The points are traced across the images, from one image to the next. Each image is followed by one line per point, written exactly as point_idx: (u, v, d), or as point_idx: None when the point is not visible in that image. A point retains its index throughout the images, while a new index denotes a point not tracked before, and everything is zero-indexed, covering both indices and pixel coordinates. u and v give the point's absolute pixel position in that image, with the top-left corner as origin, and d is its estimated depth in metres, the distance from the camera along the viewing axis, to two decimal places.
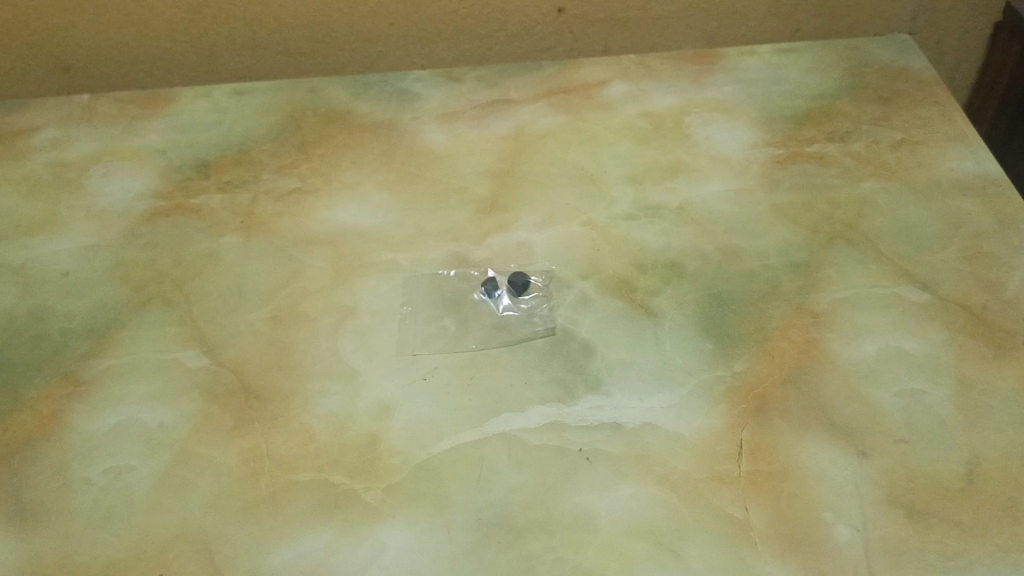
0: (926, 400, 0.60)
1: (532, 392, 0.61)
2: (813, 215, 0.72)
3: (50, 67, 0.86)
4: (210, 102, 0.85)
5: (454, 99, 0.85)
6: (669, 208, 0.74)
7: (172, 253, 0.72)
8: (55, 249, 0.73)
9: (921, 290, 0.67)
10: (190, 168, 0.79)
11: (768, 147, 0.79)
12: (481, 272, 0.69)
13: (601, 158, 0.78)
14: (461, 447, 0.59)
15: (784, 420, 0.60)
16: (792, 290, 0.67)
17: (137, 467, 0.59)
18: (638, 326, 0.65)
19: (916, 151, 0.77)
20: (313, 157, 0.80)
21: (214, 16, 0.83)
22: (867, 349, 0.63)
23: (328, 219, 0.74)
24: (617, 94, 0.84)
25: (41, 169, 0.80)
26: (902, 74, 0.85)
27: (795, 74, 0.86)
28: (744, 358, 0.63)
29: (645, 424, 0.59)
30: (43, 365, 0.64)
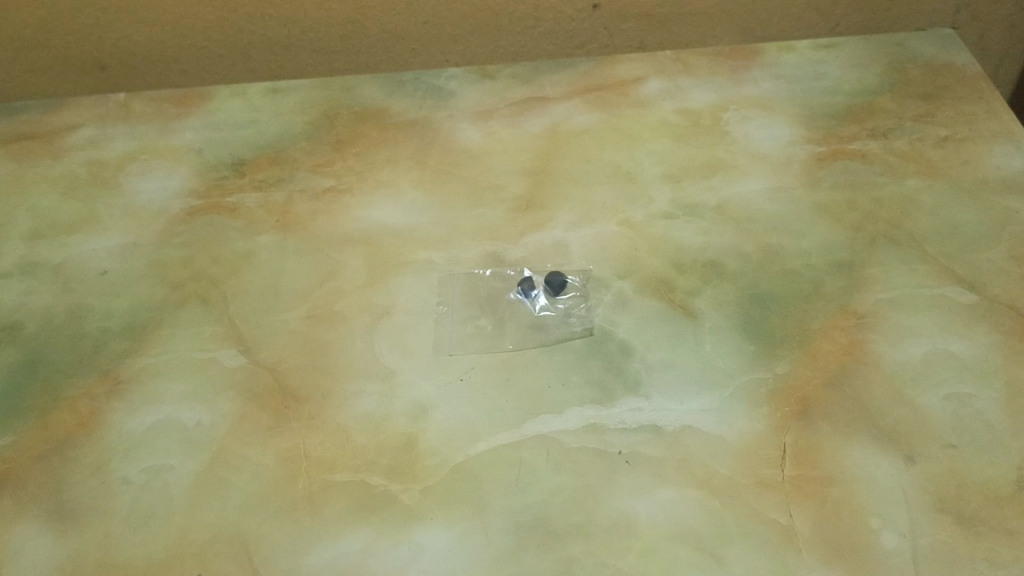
0: (975, 404, 0.59)
1: (569, 394, 0.61)
2: (856, 214, 0.71)
3: (85, 66, 0.86)
4: (245, 101, 0.86)
5: (488, 97, 0.84)
6: (708, 206, 0.73)
7: (208, 252, 0.72)
8: (93, 247, 0.74)
9: (969, 291, 0.65)
10: (226, 167, 0.79)
11: (809, 144, 0.77)
12: (516, 271, 0.69)
13: (637, 155, 0.78)
14: (498, 449, 0.58)
15: (828, 423, 0.58)
16: (835, 291, 0.66)
17: (175, 466, 0.59)
18: (677, 327, 0.64)
19: (961, 148, 0.76)
20: (348, 156, 0.80)
21: (249, 15, 0.83)
22: (912, 351, 0.62)
23: (363, 218, 0.74)
24: (654, 90, 0.84)
25: (79, 168, 0.80)
26: (945, 70, 0.84)
27: (835, 70, 0.84)
28: (787, 359, 0.62)
29: (684, 427, 0.58)
30: (82, 363, 0.65)
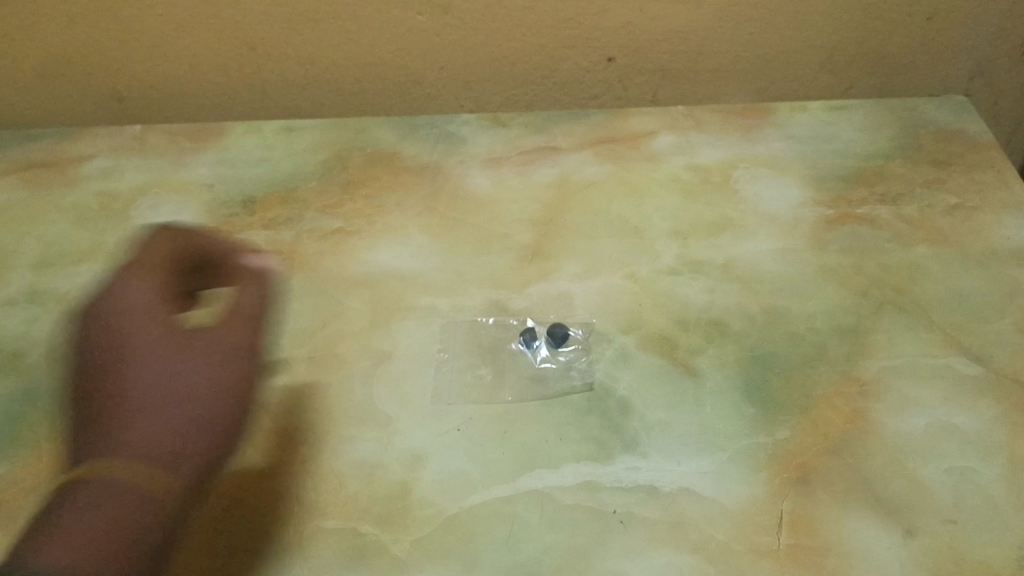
0: (977, 479, 0.58)
1: (566, 449, 0.60)
2: (862, 279, 0.71)
3: (104, 97, 0.87)
4: (260, 138, 0.86)
5: (500, 145, 0.85)
6: (714, 264, 0.73)
7: (213, 288, 0.72)
8: (100, 278, 0.74)
9: (974, 362, 0.65)
10: (236, 204, 0.80)
11: (817, 207, 0.77)
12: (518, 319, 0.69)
13: (645, 210, 0.78)
14: (491, 503, 0.58)
15: (827, 492, 0.57)
16: (839, 356, 0.65)
17: None
18: (678, 386, 0.64)
19: (971, 217, 0.76)
20: (358, 198, 0.80)
21: (268, 54, 0.84)
22: (915, 422, 0.61)
23: (369, 261, 0.74)
24: (664, 145, 0.84)
25: (91, 199, 0.81)
26: (958, 137, 0.84)
27: (846, 132, 0.85)
28: (787, 424, 0.61)
29: (681, 490, 0.58)
30: None
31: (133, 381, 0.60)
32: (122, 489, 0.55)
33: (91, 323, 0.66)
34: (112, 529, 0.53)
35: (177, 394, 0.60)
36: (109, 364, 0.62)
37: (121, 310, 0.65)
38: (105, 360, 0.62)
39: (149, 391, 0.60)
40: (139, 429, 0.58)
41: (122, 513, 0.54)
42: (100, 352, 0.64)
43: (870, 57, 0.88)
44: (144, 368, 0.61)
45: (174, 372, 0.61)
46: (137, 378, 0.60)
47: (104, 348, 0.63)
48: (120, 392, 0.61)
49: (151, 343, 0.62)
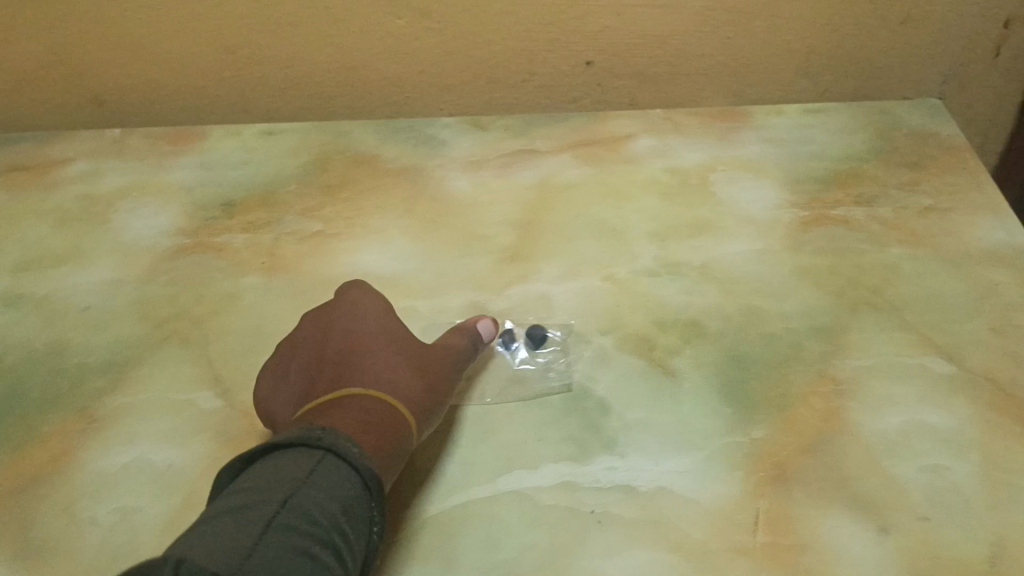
0: (950, 476, 0.59)
1: (545, 451, 0.60)
2: (838, 279, 0.72)
3: (83, 101, 0.87)
4: (240, 142, 0.86)
5: (480, 148, 0.85)
6: (692, 266, 0.73)
7: (192, 292, 0.72)
8: (78, 282, 0.74)
9: (947, 361, 0.66)
10: (216, 207, 0.80)
11: (794, 208, 0.78)
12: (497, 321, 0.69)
13: (625, 212, 0.78)
14: (471, 504, 0.58)
15: (803, 490, 0.58)
16: (815, 356, 0.66)
17: (146, 509, 0.58)
18: (656, 386, 0.64)
19: (944, 218, 0.77)
20: (338, 201, 0.80)
21: (248, 57, 0.84)
22: (890, 420, 0.62)
23: (349, 263, 0.74)
24: (643, 148, 0.85)
25: (69, 202, 0.81)
26: (932, 139, 0.85)
27: (822, 135, 0.86)
28: (764, 423, 0.62)
29: (659, 489, 0.58)
30: (59, 398, 0.64)
31: (379, 352, 0.60)
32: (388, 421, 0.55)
33: (314, 322, 0.64)
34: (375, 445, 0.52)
35: (429, 370, 0.61)
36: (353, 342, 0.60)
37: (357, 313, 0.63)
38: (349, 334, 0.61)
39: (412, 359, 0.61)
40: (386, 383, 0.57)
41: (383, 433, 0.54)
42: (328, 330, 0.62)
43: (846, 61, 0.89)
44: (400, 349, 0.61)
45: (425, 354, 0.62)
46: (385, 347, 0.60)
47: (346, 326, 0.62)
48: (365, 347, 0.60)
49: (396, 330, 0.63)
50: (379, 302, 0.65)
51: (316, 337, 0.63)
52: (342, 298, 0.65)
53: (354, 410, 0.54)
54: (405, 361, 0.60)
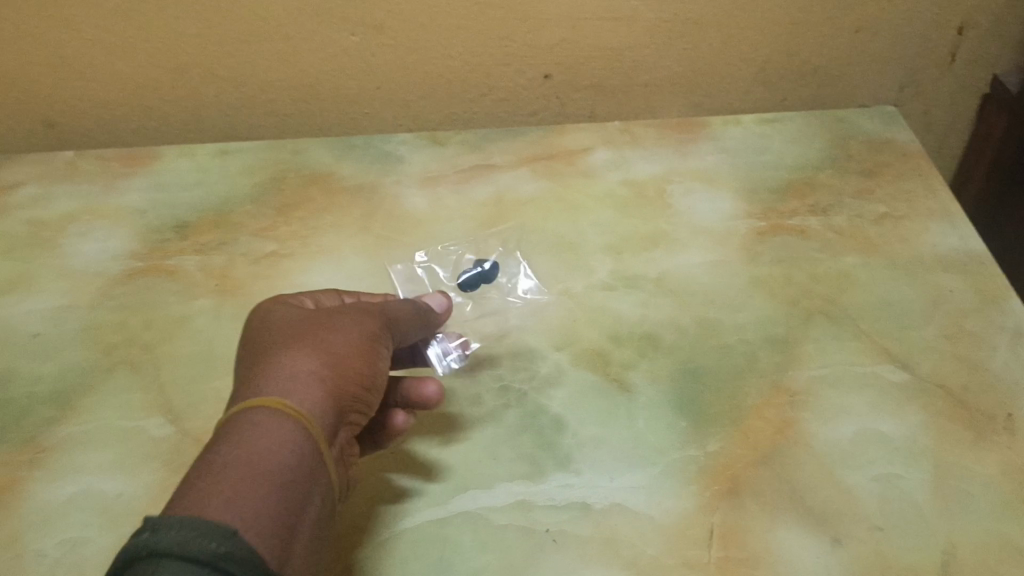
0: (903, 485, 0.59)
1: (499, 470, 0.60)
2: (793, 289, 0.72)
3: (34, 123, 0.86)
4: (194, 162, 0.86)
5: (437, 164, 0.85)
6: (647, 278, 0.73)
7: (143, 316, 0.71)
8: (27, 309, 0.73)
9: (900, 369, 0.66)
10: (169, 230, 0.79)
11: (749, 219, 0.78)
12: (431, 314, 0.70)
13: (580, 226, 0.78)
14: (424, 526, 0.57)
15: (756, 504, 0.58)
16: (769, 367, 0.66)
17: (92, 539, 0.57)
18: (611, 402, 0.64)
19: (898, 226, 0.77)
20: (293, 220, 0.80)
21: (201, 77, 0.83)
22: (843, 430, 0.62)
23: (304, 283, 0.74)
24: (600, 161, 0.85)
25: (19, 227, 0.80)
26: (886, 146, 0.86)
27: (778, 144, 0.86)
28: (719, 437, 0.61)
29: (613, 506, 0.58)
30: (5, 429, 0.63)
31: (286, 340, 0.54)
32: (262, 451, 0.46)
33: (239, 342, 0.59)
34: (258, 485, 0.44)
35: (335, 361, 0.53)
36: (259, 345, 0.55)
37: (266, 318, 0.58)
38: (259, 337, 0.56)
39: (327, 341, 0.55)
40: (288, 372, 0.51)
41: (270, 467, 0.45)
42: (245, 340, 0.57)
43: (802, 69, 0.89)
44: (313, 332, 0.55)
45: (338, 333, 0.56)
46: (290, 349, 0.53)
47: (256, 331, 0.57)
48: (272, 341, 0.55)
49: (311, 317, 0.57)
50: (297, 307, 0.60)
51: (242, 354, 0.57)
52: (258, 311, 0.60)
53: (247, 414, 0.48)
54: (317, 342, 0.54)
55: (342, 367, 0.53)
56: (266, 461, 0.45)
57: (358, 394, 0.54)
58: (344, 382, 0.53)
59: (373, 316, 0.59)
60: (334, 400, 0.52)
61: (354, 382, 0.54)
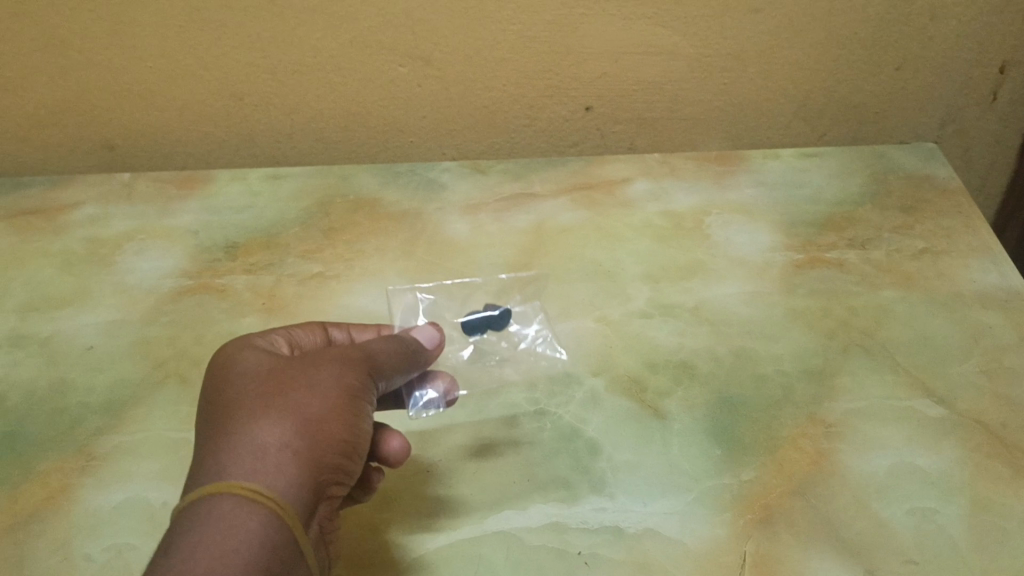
0: (939, 520, 0.58)
1: (534, 491, 0.61)
2: (830, 321, 0.72)
3: (95, 146, 0.90)
4: (245, 185, 0.89)
5: (479, 192, 0.87)
6: (684, 307, 0.74)
7: (193, 333, 0.74)
8: (82, 323, 0.75)
9: (938, 404, 0.66)
10: (219, 250, 0.82)
11: (787, 251, 0.79)
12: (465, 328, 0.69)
13: (619, 255, 0.79)
14: (458, 544, 0.58)
15: (790, 533, 0.58)
16: (805, 399, 0.66)
17: (138, 546, 0.59)
18: (646, 428, 0.65)
19: (937, 262, 0.77)
20: (338, 243, 0.82)
21: (255, 104, 0.86)
22: (878, 463, 0.62)
23: (347, 304, 0.76)
24: (640, 192, 0.86)
25: (77, 244, 0.83)
26: (926, 183, 0.86)
27: (818, 178, 0.87)
28: (754, 466, 0.62)
29: (647, 531, 0.58)
30: (59, 437, 0.66)
31: (252, 404, 0.49)
32: (225, 555, 0.42)
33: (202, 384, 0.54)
34: None
35: (307, 428, 0.49)
36: (222, 405, 0.50)
37: (231, 366, 0.52)
38: (223, 393, 0.51)
39: (301, 401, 0.50)
40: (254, 448, 0.47)
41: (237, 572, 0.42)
42: (208, 392, 0.52)
43: (842, 105, 0.90)
44: (283, 392, 0.50)
45: (313, 390, 0.50)
46: (257, 418, 0.48)
47: (219, 384, 0.52)
48: (236, 402, 0.49)
49: (281, 369, 0.52)
50: (266, 350, 0.54)
51: (204, 405, 0.51)
52: (224, 352, 0.54)
53: (212, 505, 0.44)
54: (286, 406, 0.49)
55: (314, 434, 0.49)
56: (229, 567, 0.42)
57: (335, 460, 0.50)
58: (319, 451, 0.48)
59: (356, 362, 0.54)
60: (306, 477, 0.47)
61: (329, 450, 0.49)
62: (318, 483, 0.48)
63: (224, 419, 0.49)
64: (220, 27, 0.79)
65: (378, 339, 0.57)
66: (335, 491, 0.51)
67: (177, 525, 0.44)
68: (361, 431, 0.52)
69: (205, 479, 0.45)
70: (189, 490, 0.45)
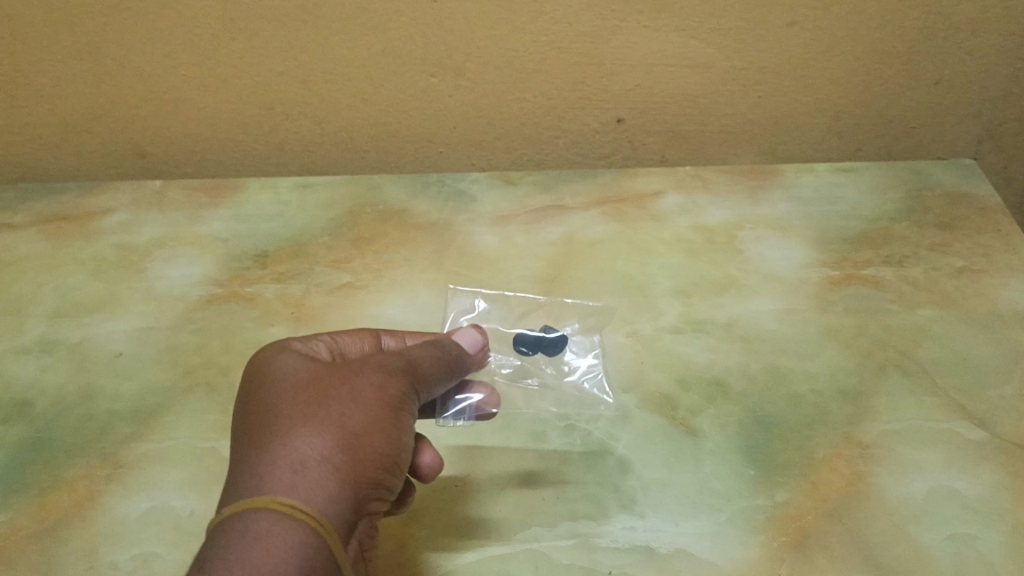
0: (978, 547, 0.57)
1: (563, 509, 0.60)
2: (866, 340, 0.71)
3: (127, 152, 0.90)
4: (274, 194, 0.90)
5: (509, 204, 0.86)
6: (716, 323, 0.73)
7: (221, 341, 0.74)
8: (112, 329, 0.76)
9: (977, 427, 0.64)
10: (249, 258, 0.82)
11: (822, 267, 0.78)
12: (519, 343, 0.68)
13: (649, 268, 0.79)
14: (486, 560, 0.57)
15: (824, 557, 0.56)
16: (841, 419, 0.65)
17: (164, 555, 0.58)
18: (677, 445, 0.63)
19: (976, 280, 0.76)
20: (367, 253, 0.82)
21: (286, 113, 0.86)
22: (916, 486, 0.60)
23: (375, 315, 0.75)
24: (670, 206, 0.86)
25: (107, 250, 0.84)
26: (964, 200, 0.85)
27: (853, 194, 0.86)
28: (788, 487, 0.60)
29: (677, 551, 0.57)
30: (87, 444, 0.66)
31: (293, 415, 0.48)
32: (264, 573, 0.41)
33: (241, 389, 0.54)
34: None
35: (347, 441, 0.48)
36: (261, 415, 0.49)
37: (271, 373, 0.52)
38: (261, 401, 0.50)
39: (339, 412, 0.49)
40: (294, 462, 0.46)
41: None
42: (247, 399, 0.52)
43: (878, 120, 0.88)
44: (322, 403, 0.49)
45: (353, 401, 0.50)
46: (294, 430, 0.47)
47: (259, 392, 0.51)
48: (275, 413, 0.49)
49: (322, 379, 0.51)
50: (306, 357, 0.54)
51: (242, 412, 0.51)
52: (264, 358, 0.54)
53: (247, 521, 0.43)
54: (327, 419, 0.48)
55: (355, 448, 0.48)
56: None
57: (375, 475, 0.49)
58: (359, 465, 0.48)
59: (397, 371, 0.53)
60: (346, 492, 0.47)
61: (369, 464, 0.48)
62: (358, 498, 0.48)
63: (261, 430, 0.48)
64: (252, 36, 0.79)
65: (419, 347, 0.57)
66: (375, 506, 0.50)
67: (215, 540, 0.43)
68: (402, 443, 0.51)
69: (244, 493, 0.45)
70: (226, 504, 0.45)
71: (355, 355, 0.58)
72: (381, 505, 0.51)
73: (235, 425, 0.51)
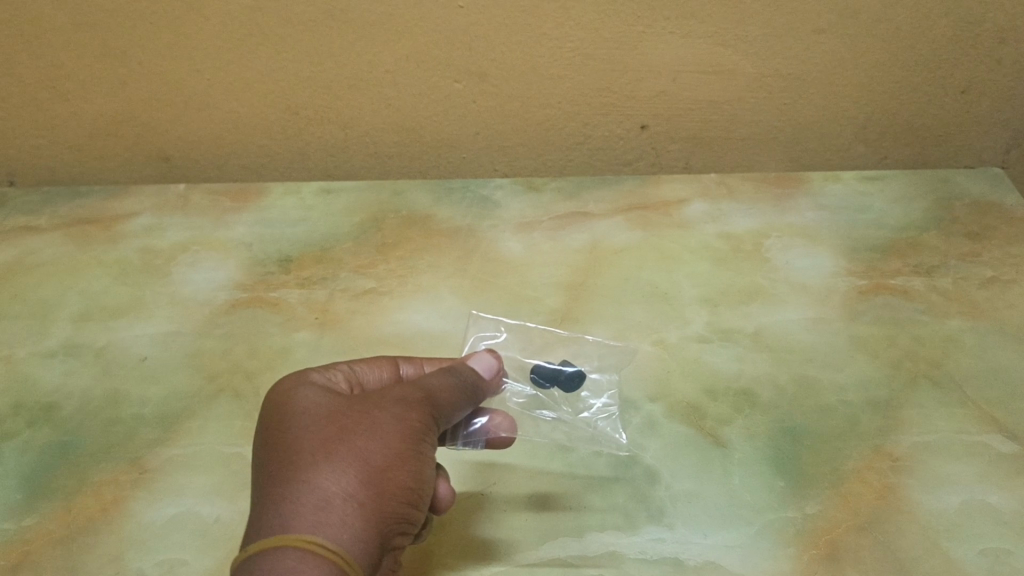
0: (1014, 562, 0.56)
1: (591, 519, 0.59)
2: (895, 351, 0.70)
3: (152, 156, 0.90)
4: (299, 200, 0.90)
5: (534, 211, 0.86)
6: (744, 332, 0.72)
7: (246, 346, 0.73)
8: (137, 333, 0.76)
9: (1011, 440, 0.63)
10: (273, 263, 0.82)
11: (850, 276, 0.77)
12: (534, 373, 0.67)
13: (675, 276, 0.78)
14: (513, 571, 0.56)
15: (856, 570, 0.56)
16: (871, 431, 0.64)
17: (190, 562, 0.58)
18: (706, 456, 0.63)
19: (1006, 291, 0.75)
20: (391, 259, 0.82)
21: (310, 118, 0.86)
22: (949, 500, 0.60)
23: (400, 321, 0.75)
24: (696, 214, 0.85)
25: (132, 254, 0.85)
26: (993, 210, 0.84)
27: (879, 203, 0.86)
28: (819, 499, 0.60)
29: (707, 564, 0.56)
30: (113, 449, 0.66)
31: (315, 450, 0.48)
32: None
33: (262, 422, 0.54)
34: None
35: (370, 476, 0.48)
36: (283, 450, 0.49)
37: (291, 406, 0.52)
38: (282, 436, 0.50)
39: (361, 446, 0.49)
40: (316, 498, 0.46)
41: None
42: (267, 433, 0.52)
43: (905, 128, 0.88)
44: (344, 438, 0.49)
45: (374, 433, 0.50)
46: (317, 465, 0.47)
47: (280, 426, 0.51)
48: (297, 448, 0.49)
49: (343, 412, 0.51)
50: (325, 388, 0.54)
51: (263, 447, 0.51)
52: (284, 391, 0.54)
53: (273, 560, 0.43)
54: (350, 454, 0.48)
55: (377, 481, 0.48)
56: None
57: (399, 509, 0.49)
58: (383, 501, 0.48)
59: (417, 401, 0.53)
60: (370, 528, 0.46)
61: (392, 498, 0.48)
62: (383, 533, 0.47)
63: (283, 465, 0.48)
64: (279, 41, 0.79)
65: (438, 374, 0.56)
66: (399, 540, 0.50)
67: None
68: (424, 475, 0.51)
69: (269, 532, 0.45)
70: (251, 543, 0.45)
71: (374, 383, 0.58)
72: (405, 538, 0.51)
73: (255, 459, 0.51)
